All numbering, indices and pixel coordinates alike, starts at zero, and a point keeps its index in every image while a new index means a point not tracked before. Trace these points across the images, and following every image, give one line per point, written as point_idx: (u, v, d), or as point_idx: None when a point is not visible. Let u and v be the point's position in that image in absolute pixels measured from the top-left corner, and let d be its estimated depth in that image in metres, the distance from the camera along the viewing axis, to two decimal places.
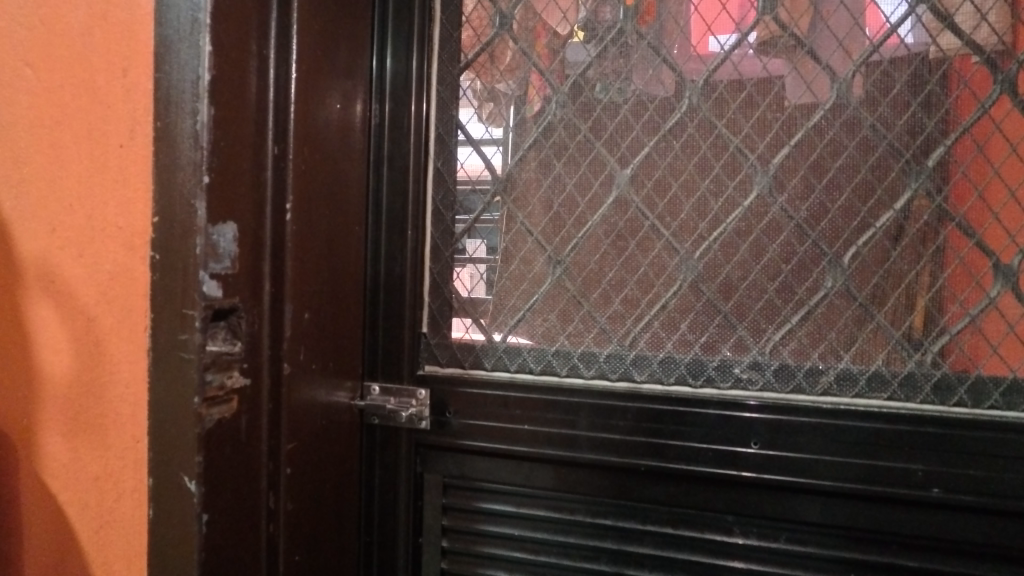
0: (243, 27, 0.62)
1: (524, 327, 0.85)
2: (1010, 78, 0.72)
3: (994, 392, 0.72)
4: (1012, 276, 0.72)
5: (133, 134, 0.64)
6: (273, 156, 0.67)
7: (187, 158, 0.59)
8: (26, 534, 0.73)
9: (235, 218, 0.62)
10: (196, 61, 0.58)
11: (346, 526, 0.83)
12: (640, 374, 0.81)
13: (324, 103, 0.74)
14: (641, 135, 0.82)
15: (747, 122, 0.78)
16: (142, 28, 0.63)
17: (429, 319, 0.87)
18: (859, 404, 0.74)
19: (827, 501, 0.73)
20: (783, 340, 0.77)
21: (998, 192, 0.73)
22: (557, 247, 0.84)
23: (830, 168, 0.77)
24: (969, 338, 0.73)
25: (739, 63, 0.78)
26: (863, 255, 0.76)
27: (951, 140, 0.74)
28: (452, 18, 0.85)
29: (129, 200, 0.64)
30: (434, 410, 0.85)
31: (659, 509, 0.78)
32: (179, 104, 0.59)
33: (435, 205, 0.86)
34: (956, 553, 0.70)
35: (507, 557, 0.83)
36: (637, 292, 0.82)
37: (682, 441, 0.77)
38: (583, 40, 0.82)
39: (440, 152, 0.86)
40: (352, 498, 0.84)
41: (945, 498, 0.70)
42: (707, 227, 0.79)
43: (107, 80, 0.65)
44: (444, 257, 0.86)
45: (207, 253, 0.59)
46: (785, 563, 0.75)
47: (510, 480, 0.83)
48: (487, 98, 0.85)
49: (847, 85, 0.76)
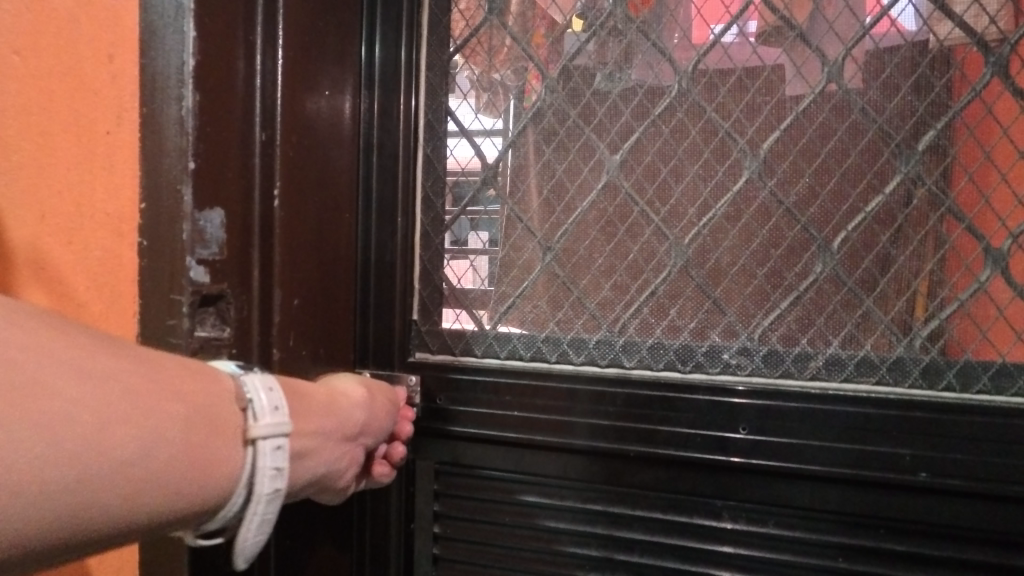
0: (229, 14, 0.64)
1: (515, 315, 0.85)
2: (1002, 60, 0.71)
3: (982, 376, 0.72)
4: (1002, 260, 0.72)
5: (120, 121, 0.64)
6: (261, 142, 0.68)
7: (173, 144, 0.61)
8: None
9: (222, 205, 0.64)
10: (181, 47, 0.60)
11: (333, 537, 0.84)
12: (630, 361, 0.81)
13: (313, 91, 0.74)
14: (631, 121, 0.81)
15: (737, 106, 0.78)
16: (127, 14, 0.63)
17: (420, 306, 0.87)
18: (847, 388, 0.74)
19: (815, 485, 0.74)
20: (772, 325, 0.77)
21: (990, 175, 0.72)
22: (547, 233, 0.84)
23: (820, 152, 0.76)
24: (958, 322, 0.73)
25: (730, 48, 0.78)
26: (853, 240, 0.75)
27: (942, 124, 0.73)
28: (441, 4, 0.85)
29: (117, 187, 0.65)
30: (425, 397, 0.86)
31: (648, 494, 0.79)
32: (164, 91, 0.61)
33: (425, 192, 0.86)
34: (943, 536, 0.71)
35: (498, 543, 0.84)
36: (626, 279, 0.82)
37: (671, 426, 0.78)
38: (577, 26, 0.82)
39: (430, 139, 0.85)
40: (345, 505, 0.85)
41: (932, 482, 0.70)
42: (697, 212, 0.79)
43: (94, 67, 0.65)
44: (435, 244, 0.86)
45: (194, 238, 0.61)
46: (775, 548, 0.75)
47: (502, 466, 0.84)
48: (484, 86, 0.85)
49: (838, 69, 0.75)
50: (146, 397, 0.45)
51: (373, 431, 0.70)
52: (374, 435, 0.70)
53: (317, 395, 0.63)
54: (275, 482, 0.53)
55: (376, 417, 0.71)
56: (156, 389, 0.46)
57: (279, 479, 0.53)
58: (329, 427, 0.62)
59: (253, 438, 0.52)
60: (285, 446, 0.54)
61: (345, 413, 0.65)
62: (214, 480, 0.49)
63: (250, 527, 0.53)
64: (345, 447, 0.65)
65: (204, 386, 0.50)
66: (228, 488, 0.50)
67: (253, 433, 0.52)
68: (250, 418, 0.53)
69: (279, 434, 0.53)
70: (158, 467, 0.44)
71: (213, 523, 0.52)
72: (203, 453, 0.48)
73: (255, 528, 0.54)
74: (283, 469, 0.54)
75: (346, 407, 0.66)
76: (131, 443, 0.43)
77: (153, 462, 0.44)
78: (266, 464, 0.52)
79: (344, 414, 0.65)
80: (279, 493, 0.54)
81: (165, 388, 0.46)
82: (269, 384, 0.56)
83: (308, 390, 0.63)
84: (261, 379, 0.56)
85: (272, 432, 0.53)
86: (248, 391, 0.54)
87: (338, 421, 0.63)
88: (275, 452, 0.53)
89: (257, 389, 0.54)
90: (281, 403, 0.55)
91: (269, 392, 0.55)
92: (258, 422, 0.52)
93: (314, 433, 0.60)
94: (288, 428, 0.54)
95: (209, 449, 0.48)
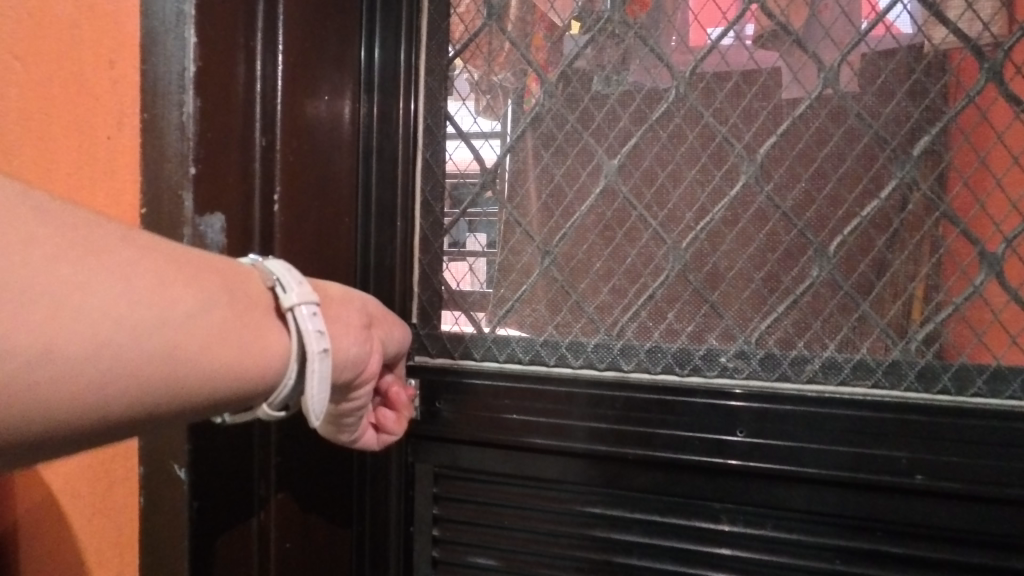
0: (229, 19, 0.64)
1: (513, 318, 0.85)
2: (996, 66, 0.72)
3: (978, 379, 0.72)
4: (997, 264, 0.73)
5: (121, 127, 0.64)
6: (261, 147, 0.68)
7: (174, 149, 0.61)
8: (36, 539, 0.76)
9: (223, 210, 0.64)
10: (182, 53, 0.61)
11: (336, 544, 0.84)
12: (628, 364, 0.81)
13: (313, 96, 0.75)
14: (629, 126, 0.82)
15: (734, 111, 0.79)
16: (128, 20, 0.64)
17: (419, 309, 0.87)
18: (843, 392, 0.74)
19: (812, 488, 0.74)
20: (769, 329, 0.78)
21: (984, 180, 0.73)
22: (546, 237, 0.84)
23: (817, 156, 0.77)
24: (954, 326, 0.74)
25: (727, 53, 0.78)
26: (849, 244, 0.76)
27: (937, 130, 0.74)
28: (440, 10, 0.85)
29: (118, 192, 0.65)
30: (424, 400, 0.86)
31: (646, 497, 0.79)
32: (165, 96, 0.62)
33: (424, 197, 0.86)
34: (939, 539, 0.71)
35: (498, 546, 0.85)
36: (624, 283, 0.82)
37: (669, 429, 0.78)
38: (576, 31, 0.82)
39: (429, 144, 0.86)
40: (347, 509, 0.85)
41: (928, 485, 0.70)
42: (694, 217, 0.80)
43: (95, 72, 0.65)
44: (434, 248, 0.87)
45: (196, 243, 0.62)
46: (773, 550, 0.76)
47: (501, 469, 0.84)
48: (485, 90, 0.85)
49: (834, 75, 0.76)
50: (179, 273, 0.42)
51: (396, 323, 0.63)
52: (399, 338, 0.62)
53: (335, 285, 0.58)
54: (321, 343, 0.49)
55: (397, 321, 0.63)
56: (192, 265, 0.44)
57: (325, 339, 0.49)
58: (350, 308, 0.55)
59: (287, 308, 0.49)
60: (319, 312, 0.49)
61: (366, 301, 0.59)
62: (260, 355, 0.46)
63: (312, 394, 0.48)
64: (373, 336, 0.57)
65: (233, 270, 0.48)
66: (280, 360, 0.48)
67: (285, 303, 0.49)
68: (279, 294, 0.49)
69: (310, 298, 0.50)
70: (210, 326, 0.43)
71: (276, 401, 0.49)
72: (250, 322, 0.46)
73: (317, 395, 0.48)
74: (324, 329, 0.49)
75: (363, 297, 0.59)
76: (184, 308, 0.41)
77: (206, 326, 0.43)
78: (307, 332, 0.48)
79: (365, 306, 0.58)
80: (329, 355, 0.49)
81: (200, 265, 0.45)
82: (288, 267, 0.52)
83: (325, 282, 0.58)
84: (280, 263, 0.52)
85: (302, 299, 0.49)
86: (272, 274, 0.51)
87: (359, 305, 0.57)
88: (312, 317, 0.49)
89: (277, 271, 0.51)
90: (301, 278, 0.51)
91: (291, 272, 0.51)
92: (287, 293, 0.49)
93: (337, 310, 0.54)
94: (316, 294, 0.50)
95: (254, 320, 0.46)
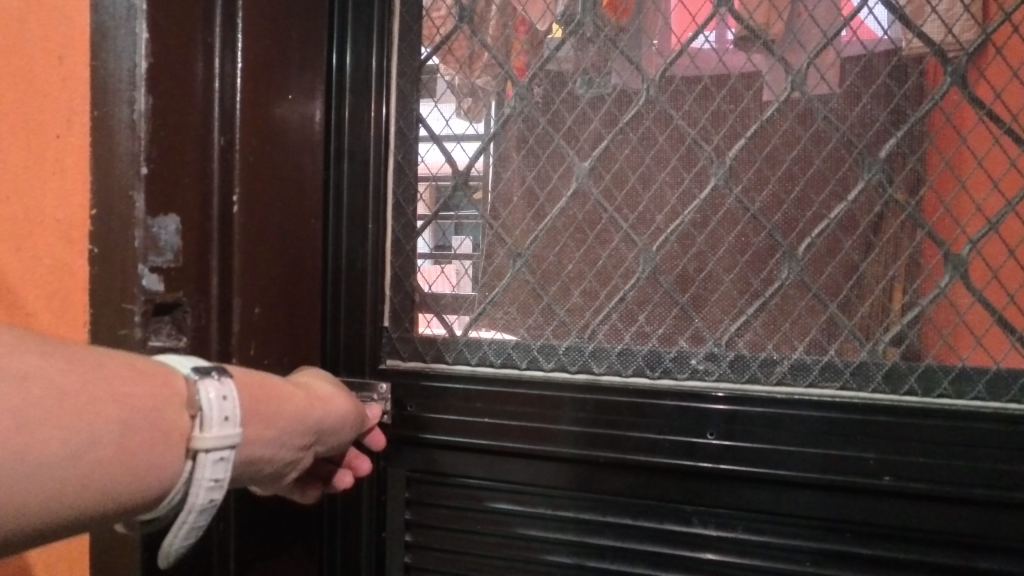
0: (185, 16, 0.63)
1: (485, 321, 0.84)
2: (959, 70, 0.73)
3: (943, 380, 0.73)
4: (962, 266, 0.73)
5: (70, 124, 0.63)
6: (220, 147, 0.66)
7: (125, 148, 0.60)
8: None
9: (178, 210, 0.63)
10: (133, 48, 0.59)
11: (298, 556, 0.82)
12: (599, 367, 0.81)
13: (278, 96, 0.72)
14: (600, 128, 0.81)
15: (703, 114, 0.78)
16: (77, 14, 0.62)
17: (391, 313, 0.86)
18: (812, 394, 0.74)
19: (782, 490, 0.74)
20: (739, 331, 0.78)
21: (949, 183, 0.73)
22: (518, 240, 0.83)
23: (785, 159, 0.77)
24: (921, 328, 0.74)
25: (696, 56, 0.78)
26: (817, 246, 0.76)
27: (902, 133, 0.74)
28: (413, 12, 0.84)
29: (67, 193, 0.63)
30: (396, 404, 0.85)
31: (618, 501, 0.79)
32: (116, 94, 0.60)
33: (396, 199, 0.85)
34: (907, 540, 0.72)
35: (470, 552, 0.83)
36: (596, 285, 0.81)
37: (640, 432, 0.77)
38: (560, 35, 0.81)
39: (401, 146, 0.84)
40: (311, 521, 0.84)
41: (895, 486, 0.71)
42: (664, 219, 0.80)
43: (43, 68, 0.63)
44: (406, 251, 0.85)
45: (147, 245, 0.61)
46: (744, 552, 0.75)
47: (474, 474, 0.83)
48: (465, 92, 0.84)
49: (802, 78, 0.76)
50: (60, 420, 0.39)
51: (356, 410, 0.65)
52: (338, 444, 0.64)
53: (288, 394, 0.56)
54: (211, 495, 0.47)
55: (346, 427, 0.64)
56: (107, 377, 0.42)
57: (218, 494, 0.48)
58: (293, 434, 0.56)
59: (195, 447, 0.46)
60: (228, 461, 0.47)
61: (317, 425, 0.59)
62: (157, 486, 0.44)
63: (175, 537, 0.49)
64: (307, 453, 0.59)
65: (152, 394, 0.45)
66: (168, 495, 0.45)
67: (195, 444, 0.45)
68: (196, 426, 0.46)
69: (225, 447, 0.47)
70: (82, 477, 0.40)
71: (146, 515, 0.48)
72: (140, 460, 0.43)
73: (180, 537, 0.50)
74: (223, 482, 0.47)
75: (325, 410, 0.60)
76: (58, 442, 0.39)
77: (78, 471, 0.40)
78: (205, 478, 0.46)
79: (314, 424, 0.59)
80: (214, 504, 0.49)
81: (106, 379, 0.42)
82: (226, 393, 0.48)
83: (275, 389, 0.56)
84: (218, 384, 0.48)
85: (217, 445, 0.46)
86: (200, 397, 0.46)
87: (311, 428, 0.58)
88: (216, 465, 0.47)
89: (208, 396, 0.47)
90: (234, 411, 0.48)
91: (223, 400, 0.47)
92: (203, 434, 0.46)
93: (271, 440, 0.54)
94: (236, 442, 0.48)
95: (147, 456, 0.43)
